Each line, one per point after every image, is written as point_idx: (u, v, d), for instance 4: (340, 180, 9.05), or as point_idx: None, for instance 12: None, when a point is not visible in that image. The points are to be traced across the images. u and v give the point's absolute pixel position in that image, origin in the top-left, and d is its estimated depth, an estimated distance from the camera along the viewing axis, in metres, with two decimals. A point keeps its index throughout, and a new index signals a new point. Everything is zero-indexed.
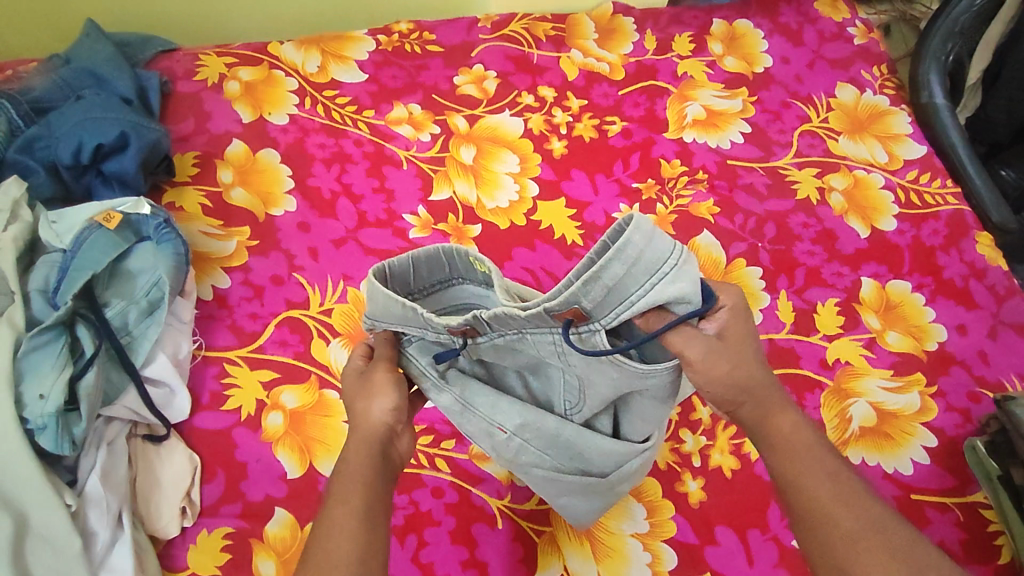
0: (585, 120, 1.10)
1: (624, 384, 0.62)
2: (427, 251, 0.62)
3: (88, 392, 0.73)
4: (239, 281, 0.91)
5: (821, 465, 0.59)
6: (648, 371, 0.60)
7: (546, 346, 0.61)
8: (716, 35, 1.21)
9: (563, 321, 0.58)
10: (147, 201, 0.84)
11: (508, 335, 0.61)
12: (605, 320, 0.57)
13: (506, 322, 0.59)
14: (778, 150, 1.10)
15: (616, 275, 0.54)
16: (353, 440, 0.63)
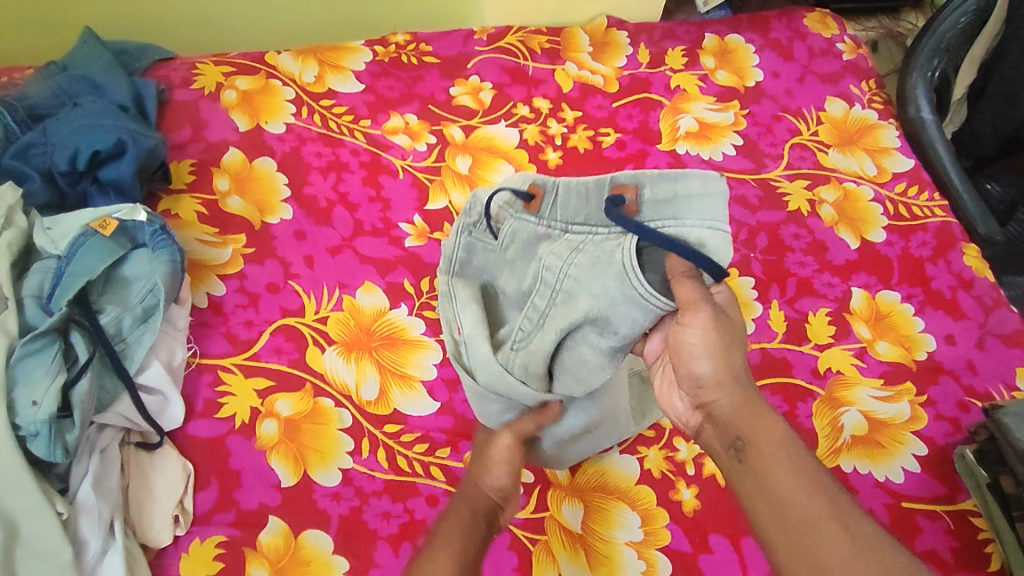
0: (580, 131, 1.11)
1: (606, 302, 0.66)
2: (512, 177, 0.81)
3: (81, 399, 0.72)
4: (234, 288, 0.91)
5: (802, 474, 0.57)
6: (642, 296, 0.64)
7: (562, 244, 0.70)
8: (708, 50, 1.23)
9: (616, 199, 0.65)
10: (144, 207, 0.83)
11: (552, 227, 0.71)
12: (651, 219, 0.64)
13: (568, 200, 0.70)
14: (769, 162, 1.12)
15: (687, 191, 0.62)
16: (462, 501, 0.71)
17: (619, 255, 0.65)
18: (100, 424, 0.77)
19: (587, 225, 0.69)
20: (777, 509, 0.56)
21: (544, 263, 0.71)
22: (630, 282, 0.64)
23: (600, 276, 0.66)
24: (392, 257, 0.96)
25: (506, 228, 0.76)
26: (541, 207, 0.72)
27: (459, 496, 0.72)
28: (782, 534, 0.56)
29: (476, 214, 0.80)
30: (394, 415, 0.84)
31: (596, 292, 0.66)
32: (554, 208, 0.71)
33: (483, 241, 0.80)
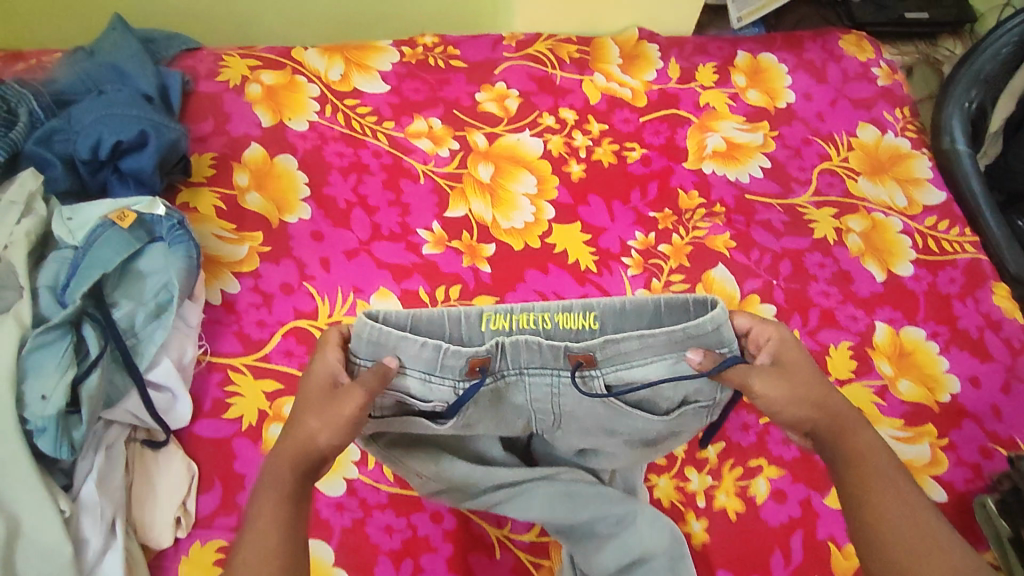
0: (605, 145, 1.09)
1: (608, 419, 0.68)
2: (440, 311, 0.64)
3: (89, 396, 0.71)
4: (249, 286, 0.91)
5: (900, 496, 0.61)
6: (631, 414, 0.67)
7: (541, 388, 0.66)
8: (740, 68, 1.21)
9: (573, 365, 0.64)
10: (163, 201, 0.83)
11: (507, 378, 0.66)
12: (606, 372, 0.65)
13: (516, 358, 0.64)
14: (796, 187, 1.10)
15: (631, 346, 0.63)
16: (287, 445, 0.63)
17: (597, 395, 0.65)
18: (107, 420, 0.76)
19: (542, 373, 0.65)
20: (857, 507, 0.62)
21: (530, 411, 0.68)
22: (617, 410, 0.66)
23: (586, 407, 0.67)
24: (409, 264, 0.95)
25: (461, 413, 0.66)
26: (491, 367, 0.64)
27: (281, 445, 0.63)
28: (871, 521, 0.61)
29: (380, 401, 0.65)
30: None
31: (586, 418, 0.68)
32: (505, 360, 0.65)
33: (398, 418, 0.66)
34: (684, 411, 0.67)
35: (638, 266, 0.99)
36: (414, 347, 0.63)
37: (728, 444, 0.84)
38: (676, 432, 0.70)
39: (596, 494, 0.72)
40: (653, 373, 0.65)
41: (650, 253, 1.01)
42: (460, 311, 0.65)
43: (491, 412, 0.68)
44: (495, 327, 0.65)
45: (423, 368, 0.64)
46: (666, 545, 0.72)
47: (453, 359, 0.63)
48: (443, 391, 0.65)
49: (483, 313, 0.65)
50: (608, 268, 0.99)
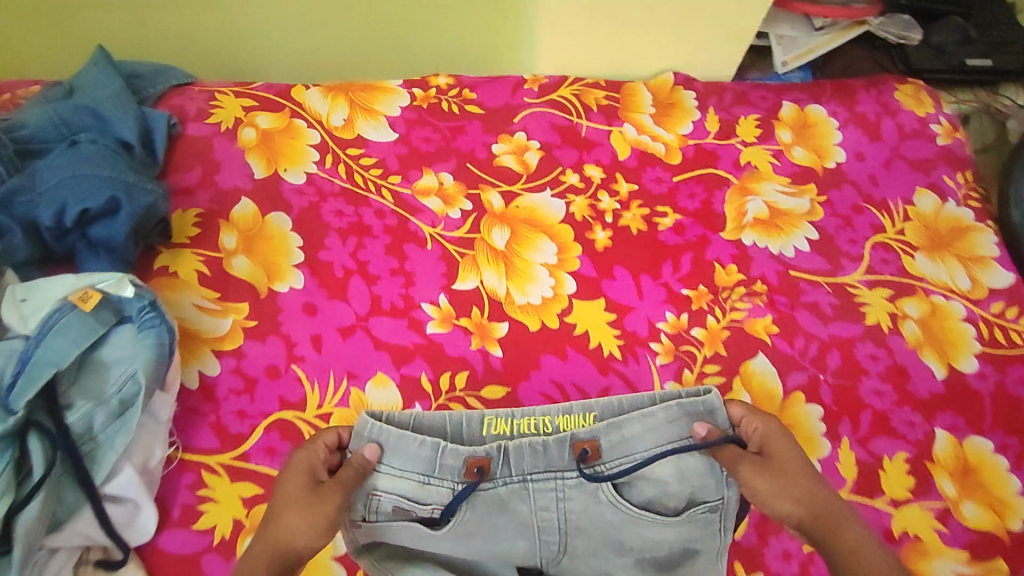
0: (633, 208, 0.98)
1: (616, 528, 0.69)
2: (442, 417, 0.70)
3: (27, 529, 0.62)
4: (231, 368, 0.82)
5: (895, 571, 0.57)
6: (640, 518, 0.68)
7: (546, 497, 0.68)
8: (786, 121, 1.09)
9: (579, 456, 0.69)
10: (131, 279, 0.72)
11: (512, 485, 0.69)
12: (610, 465, 0.69)
13: (519, 462, 0.69)
14: (846, 264, 0.99)
15: (633, 431, 0.70)
16: (259, 550, 0.58)
17: (605, 491, 0.69)
18: (53, 547, 0.67)
19: (545, 478, 0.68)
20: None
21: (535, 518, 0.68)
22: (625, 509, 0.68)
23: (595, 513, 0.69)
24: (411, 345, 0.85)
25: (455, 515, 0.67)
26: (489, 469, 0.68)
27: (247, 560, 0.57)
28: None
29: (379, 504, 0.66)
30: None
31: (595, 524, 0.69)
32: (505, 467, 0.69)
33: (393, 530, 0.66)
34: (693, 512, 0.68)
35: (668, 353, 0.89)
36: (414, 444, 0.67)
37: None
38: (690, 548, 0.69)
39: None
40: (661, 470, 0.70)
41: (682, 338, 0.90)
42: (462, 415, 0.70)
43: (490, 526, 0.68)
44: (496, 432, 0.70)
45: (421, 469, 0.68)
46: None
47: (456, 455, 0.68)
48: (439, 493, 0.68)
49: (484, 417, 0.71)
50: (634, 355, 0.88)
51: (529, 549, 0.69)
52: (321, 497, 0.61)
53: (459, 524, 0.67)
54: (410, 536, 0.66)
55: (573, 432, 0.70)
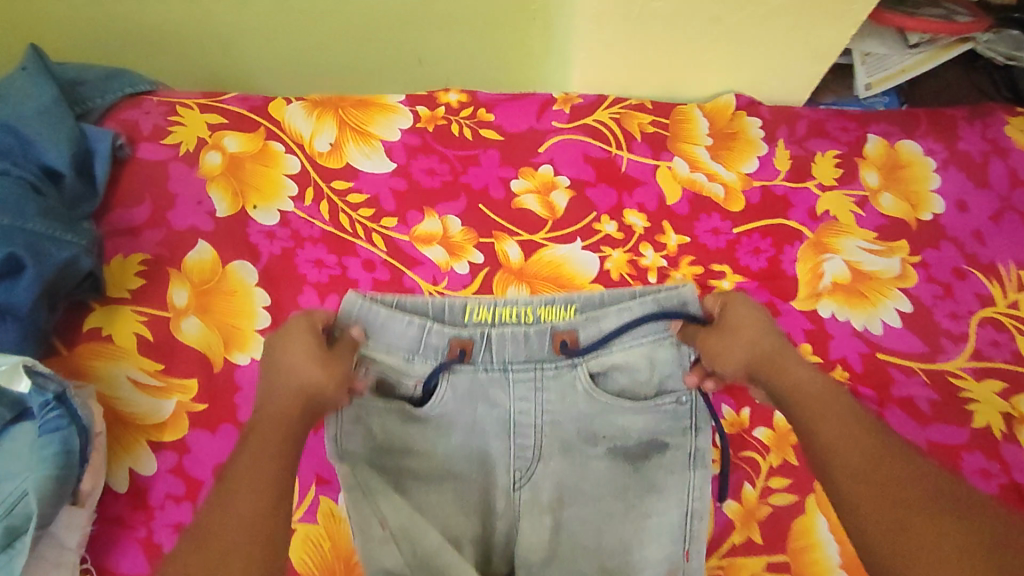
0: (683, 267, 0.79)
1: (588, 420, 0.66)
2: (424, 301, 0.67)
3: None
4: (169, 466, 0.64)
5: (911, 478, 0.54)
6: (613, 403, 0.66)
7: (524, 387, 0.65)
8: (872, 160, 0.89)
9: (560, 346, 0.66)
10: (27, 363, 0.55)
11: (492, 373, 0.65)
12: (587, 361, 0.66)
13: (501, 350, 0.66)
14: (948, 346, 0.79)
15: (612, 324, 0.67)
16: (283, 394, 0.57)
17: (581, 380, 0.66)
18: None
19: (524, 368, 0.65)
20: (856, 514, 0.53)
21: (510, 410, 0.65)
22: (601, 399, 0.65)
23: (571, 401, 0.66)
24: None
25: (436, 393, 0.64)
26: (473, 352, 0.66)
27: (257, 427, 0.55)
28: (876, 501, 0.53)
29: (362, 377, 0.63)
30: None
31: (572, 418, 0.66)
32: (487, 354, 0.66)
33: (375, 405, 0.63)
34: (662, 401, 0.66)
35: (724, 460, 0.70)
36: (398, 320, 0.64)
37: None
38: (660, 442, 0.66)
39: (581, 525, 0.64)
40: (632, 359, 0.67)
41: (741, 440, 0.72)
42: (443, 300, 0.67)
43: (474, 405, 0.65)
44: (478, 319, 0.67)
45: (408, 346, 0.65)
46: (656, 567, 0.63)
47: (438, 334, 0.65)
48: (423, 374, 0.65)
49: (467, 304, 0.67)
50: None
51: (506, 454, 0.65)
52: (337, 358, 0.60)
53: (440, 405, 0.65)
54: (389, 424, 0.64)
55: (552, 324, 0.67)
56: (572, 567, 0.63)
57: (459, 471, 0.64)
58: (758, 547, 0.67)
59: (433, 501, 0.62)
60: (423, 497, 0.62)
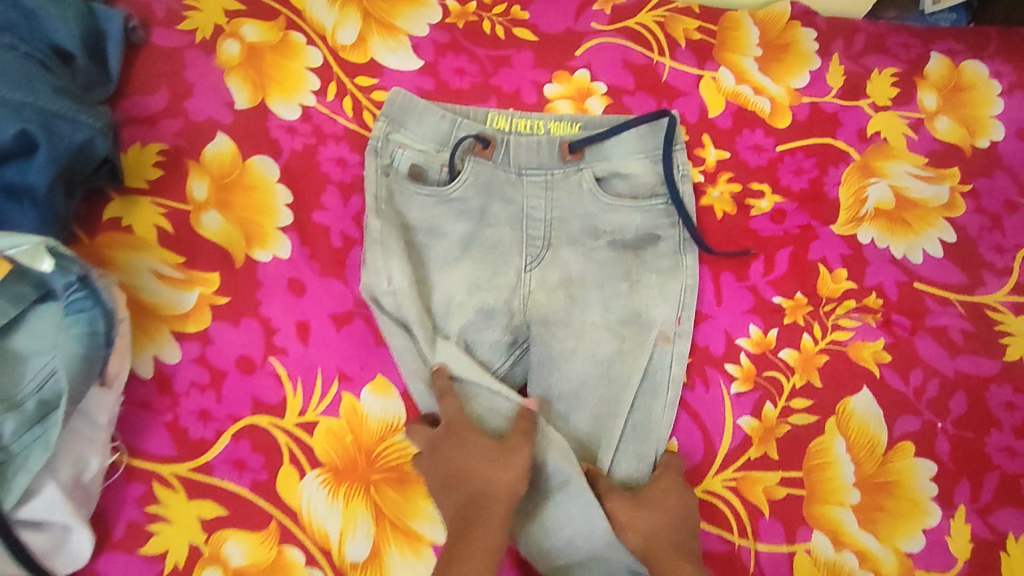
0: (721, 184, 0.76)
1: (593, 212, 0.71)
2: (453, 107, 0.74)
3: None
4: (192, 356, 0.65)
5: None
6: (613, 202, 0.70)
7: (535, 184, 0.71)
8: (932, 79, 0.83)
9: (564, 156, 0.72)
10: (49, 245, 0.53)
11: (508, 171, 0.71)
12: (590, 166, 0.72)
13: (515, 153, 0.71)
14: (989, 278, 0.76)
15: (612, 139, 0.72)
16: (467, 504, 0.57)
17: (587, 181, 0.71)
18: None
19: (538, 172, 0.71)
20: None
21: (523, 206, 0.70)
22: (605, 198, 0.70)
23: (577, 199, 0.71)
24: None
25: (459, 175, 0.70)
26: (491, 154, 0.71)
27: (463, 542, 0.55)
28: None
29: (397, 160, 0.71)
30: None
31: (577, 215, 0.71)
32: (506, 157, 0.71)
33: (406, 187, 0.70)
34: (654, 200, 0.71)
35: (747, 379, 0.70)
36: (433, 115, 0.72)
37: None
38: (653, 236, 0.71)
39: (585, 326, 0.68)
40: (634, 166, 0.72)
41: (766, 361, 0.71)
42: (469, 108, 0.74)
43: (489, 192, 0.70)
44: (498, 127, 0.73)
45: (437, 140, 0.72)
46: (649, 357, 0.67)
47: (464, 128, 0.72)
48: (441, 167, 0.71)
49: (488, 112, 0.74)
50: (703, 379, 0.70)
51: (518, 244, 0.69)
52: (508, 453, 0.58)
53: (460, 185, 0.70)
54: (417, 206, 0.70)
55: (561, 135, 0.72)
56: (583, 347, 0.67)
57: (474, 255, 0.69)
58: (773, 464, 0.68)
59: (448, 280, 0.69)
60: (437, 273, 0.69)
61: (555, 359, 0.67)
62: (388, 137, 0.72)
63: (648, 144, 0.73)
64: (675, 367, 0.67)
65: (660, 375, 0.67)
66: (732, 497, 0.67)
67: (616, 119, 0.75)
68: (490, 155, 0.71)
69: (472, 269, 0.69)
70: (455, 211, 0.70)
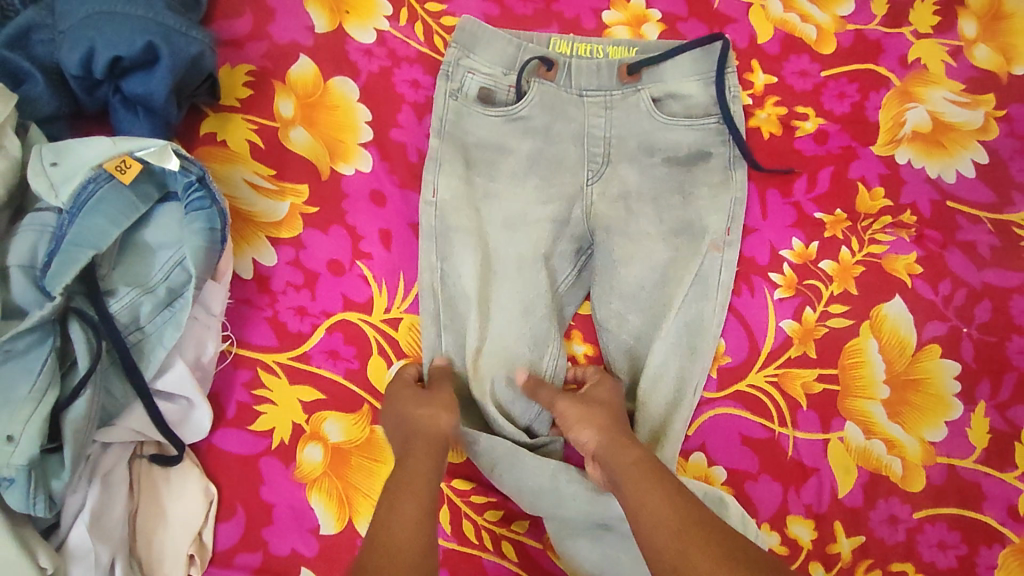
0: (768, 107, 0.81)
1: (649, 130, 0.75)
2: (517, 33, 0.78)
3: (75, 428, 0.53)
4: (288, 259, 0.71)
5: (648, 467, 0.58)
6: (668, 122, 0.75)
7: (594, 105, 0.76)
8: (972, 9, 0.86)
9: (620, 79, 0.76)
10: (175, 148, 0.58)
11: (569, 92, 0.76)
12: (646, 88, 0.76)
13: (576, 75, 0.76)
14: (1018, 199, 0.81)
15: (668, 62, 0.77)
16: (416, 451, 0.59)
17: (644, 101, 0.76)
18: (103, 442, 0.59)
19: (598, 94, 0.76)
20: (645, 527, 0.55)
21: (584, 124, 0.75)
22: (661, 117, 0.75)
23: (634, 118, 0.76)
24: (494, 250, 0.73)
25: (527, 95, 0.75)
26: (554, 76, 0.76)
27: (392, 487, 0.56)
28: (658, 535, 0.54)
29: (467, 85, 0.75)
30: (468, 468, 0.69)
31: (634, 133, 0.75)
32: (569, 80, 0.76)
33: (476, 110, 0.75)
34: (707, 119, 0.76)
35: (789, 286, 0.76)
36: (500, 40, 0.76)
37: (868, 540, 0.70)
38: (704, 153, 0.76)
39: (637, 236, 0.74)
40: (687, 88, 0.77)
41: (807, 270, 0.77)
42: (534, 34, 0.78)
43: (551, 112, 0.75)
44: (560, 51, 0.77)
45: (504, 65, 0.76)
46: (699, 262, 0.73)
47: (528, 51, 0.76)
48: (506, 88, 0.76)
49: (551, 37, 0.78)
50: (748, 286, 0.76)
51: (579, 159, 0.75)
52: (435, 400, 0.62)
53: (524, 105, 0.75)
54: (486, 126, 0.75)
55: (620, 58, 0.77)
56: (635, 256, 0.73)
57: (536, 170, 0.75)
58: (812, 361, 0.74)
59: (511, 194, 0.74)
60: (499, 187, 0.74)
61: (610, 266, 0.73)
62: (459, 61, 0.76)
63: (701, 67, 0.77)
64: (724, 270, 0.73)
65: (711, 278, 0.73)
66: (772, 390, 0.73)
67: (670, 44, 0.79)
68: (552, 77, 0.76)
69: (540, 183, 0.74)
70: (519, 130, 0.75)
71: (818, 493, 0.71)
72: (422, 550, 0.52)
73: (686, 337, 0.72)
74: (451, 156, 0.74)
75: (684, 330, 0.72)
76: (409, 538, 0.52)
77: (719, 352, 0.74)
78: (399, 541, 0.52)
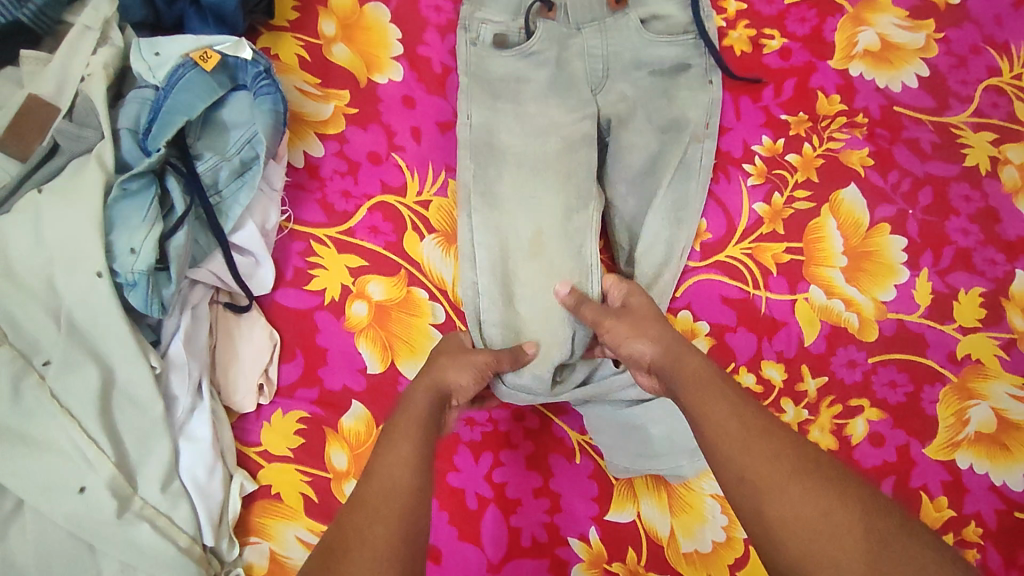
0: (740, 29, 0.95)
1: (638, 46, 0.88)
2: None
3: (178, 253, 0.66)
4: (333, 151, 0.84)
5: (712, 377, 0.63)
6: (654, 37, 0.88)
7: (591, 35, 0.88)
8: None
9: (609, 10, 0.90)
10: (248, 42, 0.72)
11: (569, 28, 0.88)
12: (633, 11, 0.89)
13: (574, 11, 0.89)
14: (955, 104, 0.94)
15: None
16: (422, 395, 0.67)
17: (633, 22, 0.88)
18: (191, 280, 0.72)
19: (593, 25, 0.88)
20: (718, 433, 0.59)
21: (585, 45, 0.87)
22: (647, 33, 0.88)
23: (625, 37, 0.88)
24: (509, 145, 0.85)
25: (534, 33, 0.87)
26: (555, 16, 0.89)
27: (399, 421, 0.64)
28: (726, 436, 0.58)
29: (482, 33, 0.88)
30: None
31: (626, 48, 0.88)
32: (568, 17, 0.89)
33: (491, 53, 0.87)
34: (685, 35, 0.89)
35: (760, 176, 0.89)
36: None
37: (830, 380, 0.82)
38: (685, 64, 0.89)
39: (636, 133, 0.86)
40: (668, 10, 0.90)
41: (775, 162, 0.90)
42: None
43: (556, 45, 0.87)
44: None
45: (511, 13, 0.89)
46: (682, 152, 0.86)
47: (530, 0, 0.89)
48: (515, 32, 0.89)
49: None
50: (725, 174, 0.89)
51: (584, 75, 0.87)
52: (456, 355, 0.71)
53: (533, 44, 0.87)
54: (503, 64, 0.87)
55: None
56: (634, 146, 0.86)
57: (544, 90, 0.86)
58: (780, 237, 0.87)
59: (531, 114, 0.85)
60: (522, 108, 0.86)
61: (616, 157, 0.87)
62: (472, 15, 0.89)
63: None
64: (704, 157, 0.86)
65: (693, 165, 0.86)
66: (747, 260, 0.86)
67: None
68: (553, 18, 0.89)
69: (553, 99, 0.86)
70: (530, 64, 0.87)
71: (787, 341, 0.83)
72: (410, 491, 0.58)
73: (677, 208, 0.85)
74: (476, 90, 0.85)
75: (675, 203, 0.85)
76: (395, 481, 0.58)
77: (701, 230, 0.87)
78: (392, 484, 0.58)
